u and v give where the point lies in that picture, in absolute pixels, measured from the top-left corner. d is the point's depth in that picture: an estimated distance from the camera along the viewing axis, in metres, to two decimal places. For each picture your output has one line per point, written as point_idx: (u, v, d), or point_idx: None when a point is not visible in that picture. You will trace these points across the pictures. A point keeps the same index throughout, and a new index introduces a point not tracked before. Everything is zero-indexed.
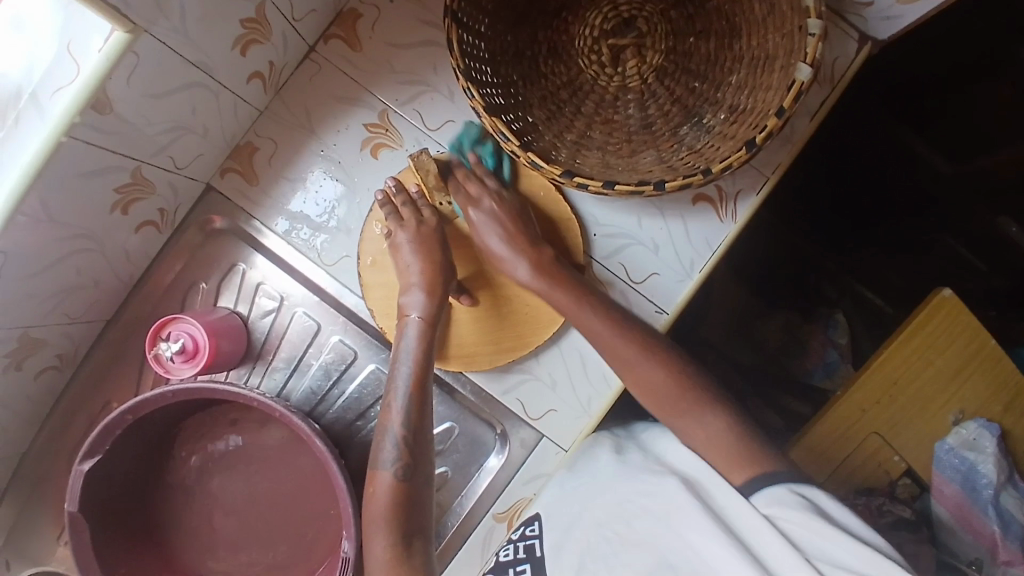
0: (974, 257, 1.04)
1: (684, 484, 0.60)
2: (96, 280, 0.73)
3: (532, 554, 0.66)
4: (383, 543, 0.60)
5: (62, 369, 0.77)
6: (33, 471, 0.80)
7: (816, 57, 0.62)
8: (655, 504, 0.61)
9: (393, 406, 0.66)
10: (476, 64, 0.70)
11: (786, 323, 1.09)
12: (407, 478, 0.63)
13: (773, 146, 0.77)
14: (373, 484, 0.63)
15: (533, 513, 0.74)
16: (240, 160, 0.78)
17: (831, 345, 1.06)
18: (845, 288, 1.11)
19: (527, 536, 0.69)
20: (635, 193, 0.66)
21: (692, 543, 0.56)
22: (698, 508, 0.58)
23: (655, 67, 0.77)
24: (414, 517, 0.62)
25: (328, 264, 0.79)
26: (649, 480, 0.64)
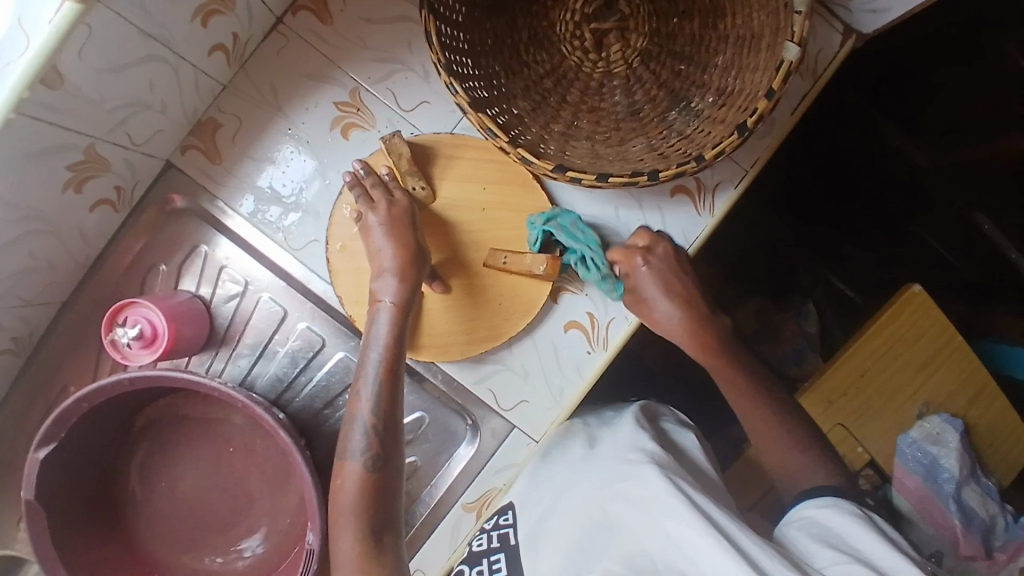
0: (945, 252, 1.05)
1: (660, 473, 0.61)
2: (50, 262, 0.69)
3: (507, 543, 0.69)
4: (352, 538, 0.60)
5: (16, 353, 0.74)
6: None
7: (803, 37, 0.62)
8: (630, 493, 0.61)
9: (363, 394, 0.64)
10: (456, 58, 0.68)
11: (760, 307, 1.09)
12: (377, 469, 0.62)
13: (754, 138, 0.76)
14: (341, 475, 0.62)
15: (505, 502, 0.75)
16: (203, 139, 0.75)
17: (803, 334, 1.05)
18: (820, 277, 1.11)
19: (500, 526, 0.72)
20: (629, 184, 0.66)
21: (668, 533, 0.57)
22: (673, 494, 0.58)
23: (639, 51, 0.75)
24: (382, 509, 0.61)
25: (295, 249, 0.76)
26: (624, 468, 0.64)
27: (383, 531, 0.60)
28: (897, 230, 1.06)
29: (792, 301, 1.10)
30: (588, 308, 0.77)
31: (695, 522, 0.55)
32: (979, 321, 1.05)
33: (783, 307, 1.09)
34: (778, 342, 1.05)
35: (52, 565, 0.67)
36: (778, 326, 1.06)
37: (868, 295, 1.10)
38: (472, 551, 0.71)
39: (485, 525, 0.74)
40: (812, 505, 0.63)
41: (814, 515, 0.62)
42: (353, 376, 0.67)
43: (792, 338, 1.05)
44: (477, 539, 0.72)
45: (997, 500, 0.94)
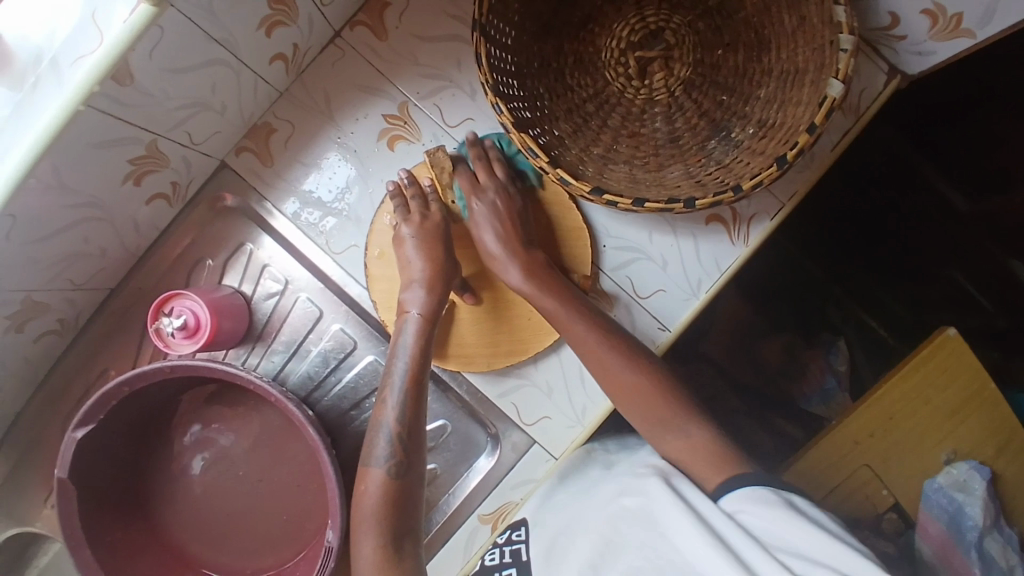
0: (982, 299, 1.02)
1: (662, 481, 0.60)
2: (103, 250, 0.73)
3: (519, 559, 0.68)
4: (371, 544, 0.60)
5: (63, 334, 0.78)
6: (29, 431, 0.81)
7: (848, 74, 0.62)
8: (636, 504, 0.62)
9: (388, 401, 0.66)
10: (503, 78, 0.70)
11: (788, 343, 1.11)
12: (399, 477, 0.63)
13: (793, 172, 0.76)
14: (364, 480, 0.63)
15: (519, 517, 0.75)
16: (255, 141, 0.78)
17: (830, 372, 1.06)
18: (850, 313, 1.12)
19: (513, 541, 0.72)
20: (665, 210, 0.67)
21: (670, 542, 0.56)
22: (674, 503, 0.57)
23: (683, 80, 0.76)
24: (402, 516, 0.62)
25: (335, 252, 0.78)
26: (632, 480, 0.64)
27: (404, 539, 0.61)
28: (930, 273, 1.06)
29: (822, 339, 1.10)
30: None
31: (692, 527, 0.55)
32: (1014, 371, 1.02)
33: (812, 345, 1.10)
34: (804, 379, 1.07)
35: (79, 541, 0.70)
36: (806, 364, 1.08)
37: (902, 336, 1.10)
38: (485, 565, 0.70)
39: (499, 540, 0.73)
40: (741, 496, 0.57)
41: (746, 513, 0.56)
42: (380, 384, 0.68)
43: (819, 376, 1.07)
44: (490, 553, 0.72)
45: (1019, 552, 0.92)
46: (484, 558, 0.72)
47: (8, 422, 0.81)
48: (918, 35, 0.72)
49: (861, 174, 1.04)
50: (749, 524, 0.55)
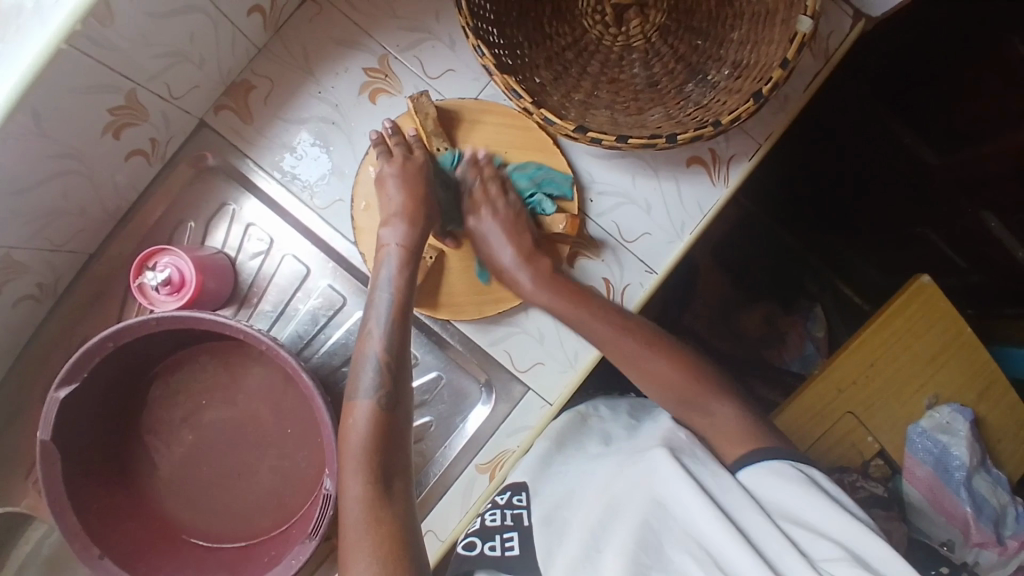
0: (954, 253, 1.06)
1: (669, 453, 0.62)
2: (82, 209, 0.72)
3: (520, 522, 0.65)
4: (358, 484, 0.58)
5: (40, 301, 0.76)
6: (9, 402, 0.80)
7: (815, 10, 0.65)
8: (639, 476, 0.63)
9: (376, 335, 0.65)
10: (483, 25, 0.71)
11: (769, 313, 1.22)
12: (390, 412, 0.62)
13: (767, 113, 0.78)
14: (352, 416, 0.62)
15: (519, 481, 0.71)
16: (235, 99, 0.77)
17: (810, 338, 1.19)
18: (827, 283, 1.26)
19: (514, 505, 0.68)
20: (648, 146, 0.68)
21: (677, 517, 0.58)
22: (685, 478, 0.59)
23: (659, 26, 0.78)
24: (393, 452, 0.61)
25: (319, 206, 0.78)
26: (636, 452, 0.66)
27: (395, 480, 0.59)
28: (906, 233, 1.10)
29: (800, 306, 1.23)
30: (604, 274, 0.78)
31: (701, 502, 0.57)
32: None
33: (791, 312, 1.23)
34: (784, 346, 1.19)
35: (63, 509, 0.67)
36: (785, 332, 1.20)
37: (874, 301, 1.23)
38: (484, 526, 0.66)
39: (498, 501, 0.70)
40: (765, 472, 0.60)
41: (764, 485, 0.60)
42: (364, 321, 0.67)
43: (795, 345, 1.19)
44: (490, 515, 0.68)
45: (1008, 491, 0.95)
46: (483, 520, 0.68)
47: None
48: None
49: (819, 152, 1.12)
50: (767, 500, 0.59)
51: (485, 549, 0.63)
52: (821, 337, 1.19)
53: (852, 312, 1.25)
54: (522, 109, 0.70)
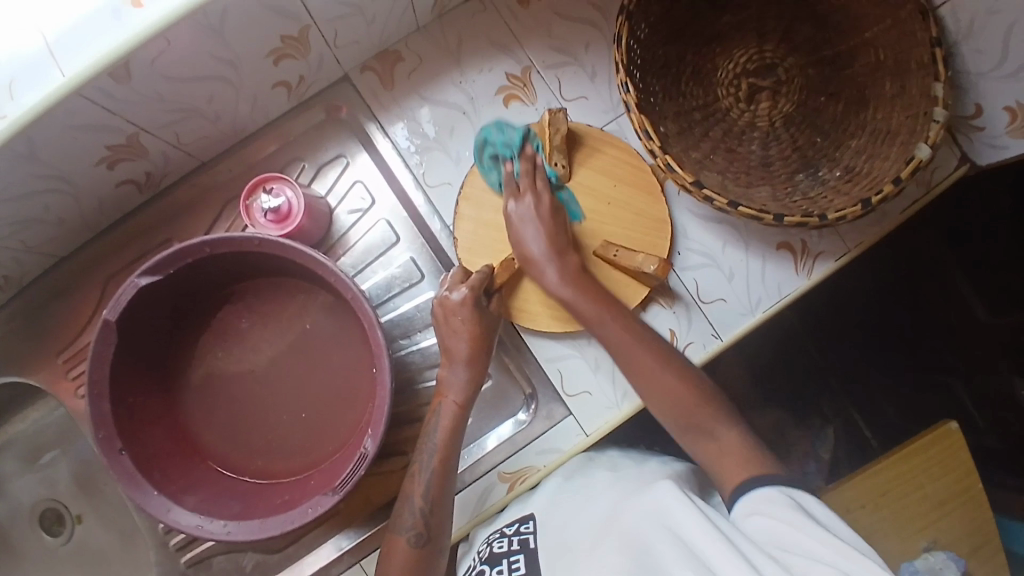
0: (973, 410, 1.06)
1: (670, 484, 0.61)
2: (216, 117, 0.75)
3: (527, 547, 0.68)
4: (418, 515, 0.68)
5: (143, 187, 0.79)
6: (79, 269, 0.83)
7: (937, 142, 0.69)
8: (643, 501, 0.62)
9: (454, 383, 0.74)
10: (633, 65, 0.76)
11: (778, 421, 1.15)
12: (444, 458, 0.70)
13: (864, 223, 0.81)
14: (417, 463, 0.71)
15: (526, 512, 0.74)
16: (382, 65, 0.81)
17: (813, 458, 1.13)
18: (843, 410, 1.13)
19: (521, 532, 0.71)
20: (756, 217, 0.71)
21: (674, 530, 0.56)
22: (687, 504, 0.57)
23: (785, 114, 0.82)
24: (446, 496, 0.70)
25: (428, 184, 0.81)
26: (640, 487, 0.66)
27: (436, 529, 0.68)
28: (931, 378, 1.09)
29: (812, 422, 1.14)
30: (671, 325, 0.80)
31: (699, 519, 0.55)
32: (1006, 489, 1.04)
33: (801, 427, 1.14)
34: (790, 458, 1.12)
35: (100, 392, 0.66)
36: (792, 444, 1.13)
37: (884, 440, 1.12)
38: (492, 551, 0.69)
39: (504, 531, 0.72)
40: (756, 499, 0.57)
41: (761, 512, 0.55)
42: (445, 365, 0.74)
43: (800, 458, 1.12)
44: (496, 540, 0.71)
45: None
46: (488, 546, 0.71)
47: (62, 254, 0.82)
48: (997, 128, 0.80)
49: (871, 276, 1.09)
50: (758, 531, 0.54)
51: (492, 572, 0.66)
52: (825, 459, 1.13)
53: (862, 448, 1.13)
54: (647, 150, 0.73)
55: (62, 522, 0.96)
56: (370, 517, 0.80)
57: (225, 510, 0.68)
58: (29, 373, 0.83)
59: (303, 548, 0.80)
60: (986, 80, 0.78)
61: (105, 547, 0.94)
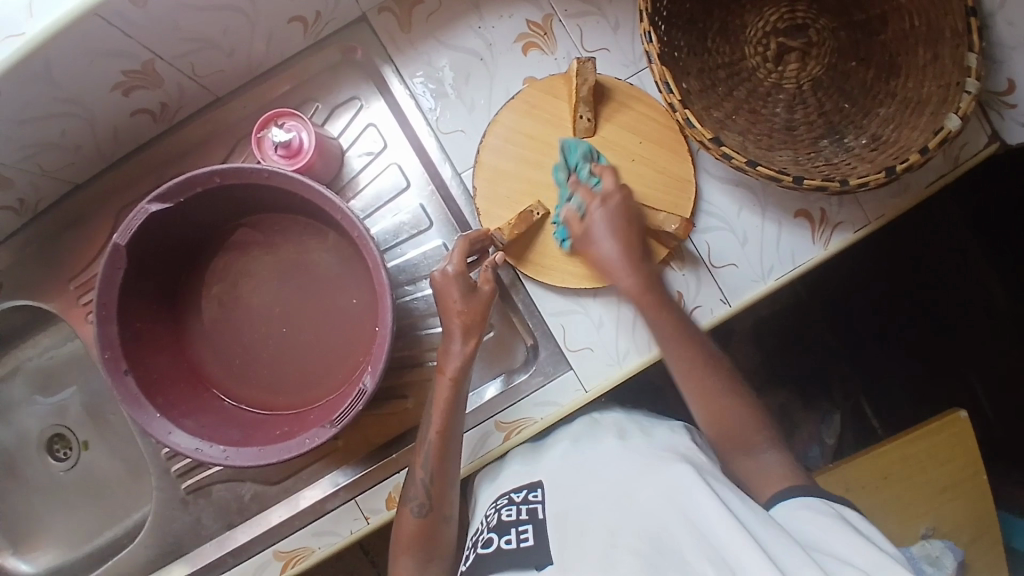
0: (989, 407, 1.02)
1: (690, 468, 0.64)
2: (231, 50, 0.75)
3: (536, 517, 0.67)
4: (422, 484, 0.70)
5: (157, 119, 0.79)
6: (92, 199, 0.83)
7: (967, 113, 0.67)
8: (656, 486, 0.63)
9: (451, 357, 0.70)
10: (657, 15, 0.73)
11: (785, 403, 1.15)
12: (443, 431, 0.70)
13: (884, 194, 0.79)
14: (420, 432, 0.71)
15: (534, 479, 0.72)
16: (400, 6, 0.80)
17: (818, 441, 1.13)
18: (853, 395, 1.13)
19: (530, 501, 0.69)
20: (773, 178, 0.69)
21: (689, 517, 0.58)
22: (703, 488, 0.60)
23: (813, 78, 0.80)
24: (446, 465, 0.70)
25: (441, 131, 0.80)
26: (654, 462, 0.67)
27: (438, 499, 0.70)
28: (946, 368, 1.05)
29: (820, 406, 1.15)
30: (679, 288, 0.79)
31: (719, 509, 0.57)
32: (1011, 484, 1.02)
33: (808, 410, 1.14)
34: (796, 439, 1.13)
35: (107, 315, 0.67)
36: (798, 425, 1.14)
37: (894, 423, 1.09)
38: (500, 519, 0.68)
39: (513, 498, 0.71)
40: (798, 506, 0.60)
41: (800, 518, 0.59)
42: (446, 341, 0.70)
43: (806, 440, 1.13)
44: (506, 508, 0.70)
45: None
46: (498, 514, 0.70)
47: (76, 183, 0.83)
48: None
49: (889, 254, 1.06)
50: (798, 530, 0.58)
51: (500, 542, 0.65)
52: (830, 445, 1.13)
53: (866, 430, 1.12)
54: (667, 104, 0.71)
55: (71, 448, 0.98)
56: (367, 458, 0.81)
57: (224, 438, 0.70)
58: (41, 298, 0.84)
59: (300, 484, 0.82)
60: (1020, 54, 0.74)
61: (111, 475, 0.96)
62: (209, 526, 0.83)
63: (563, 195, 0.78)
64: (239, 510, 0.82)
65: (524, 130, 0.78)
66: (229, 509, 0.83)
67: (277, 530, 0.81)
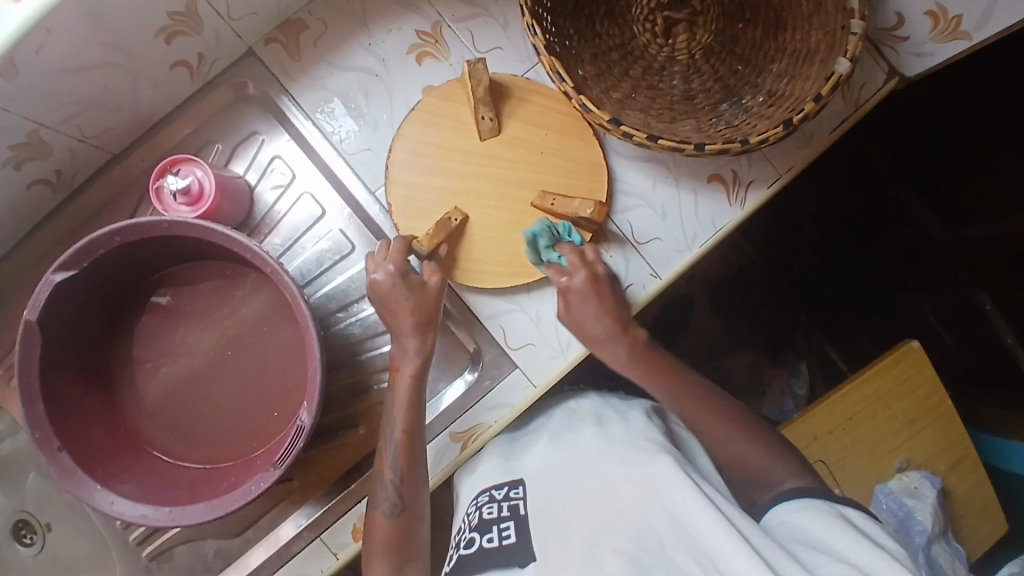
0: (942, 330, 1.03)
1: (672, 459, 0.63)
2: (118, 107, 0.74)
3: (517, 513, 0.67)
4: (391, 488, 0.69)
5: (55, 188, 0.78)
6: (3, 278, 0.81)
7: (855, 54, 0.67)
8: (636, 478, 0.63)
9: (406, 356, 0.72)
10: (540, 7, 0.73)
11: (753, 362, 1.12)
12: (408, 429, 0.70)
13: (790, 145, 0.80)
14: (383, 437, 0.71)
15: (515, 476, 0.73)
16: (286, 34, 0.79)
17: (791, 395, 1.09)
18: (816, 344, 1.13)
19: (511, 498, 0.69)
20: (676, 149, 0.69)
21: (679, 520, 0.57)
22: (689, 486, 0.58)
23: (703, 45, 0.81)
24: (413, 470, 0.70)
25: (348, 153, 0.79)
26: (634, 454, 0.66)
27: (410, 499, 0.69)
28: (892, 304, 1.06)
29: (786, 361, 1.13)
30: (610, 270, 0.79)
31: (702, 505, 0.56)
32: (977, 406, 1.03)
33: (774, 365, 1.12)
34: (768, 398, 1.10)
35: (33, 395, 0.65)
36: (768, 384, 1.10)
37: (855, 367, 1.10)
38: (482, 517, 0.69)
39: (494, 494, 0.71)
40: (788, 510, 0.62)
41: (795, 519, 0.60)
42: (399, 339, 0.72)
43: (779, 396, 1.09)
44: (487, 506, 0.70)
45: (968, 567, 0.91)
46: (479, 512, 0.70)
47: None
48: (920, 36, 0.77)
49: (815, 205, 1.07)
50: (791, 527, 0.59)
51: (482, 541, 0.66)
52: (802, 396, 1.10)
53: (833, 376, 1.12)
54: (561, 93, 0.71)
55: (35, 532, 0.94)
56: (326, 493, 0.80)
57: (170, 499, 0.68)
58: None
59: (263, 530, 0.80)
60: None
61: (76, 553, 0.93)
62: None
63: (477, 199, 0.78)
64: (205, 569, 0.81)
65: (430, 139, 0.78)
66: (196, 570, 0.81)
67: None
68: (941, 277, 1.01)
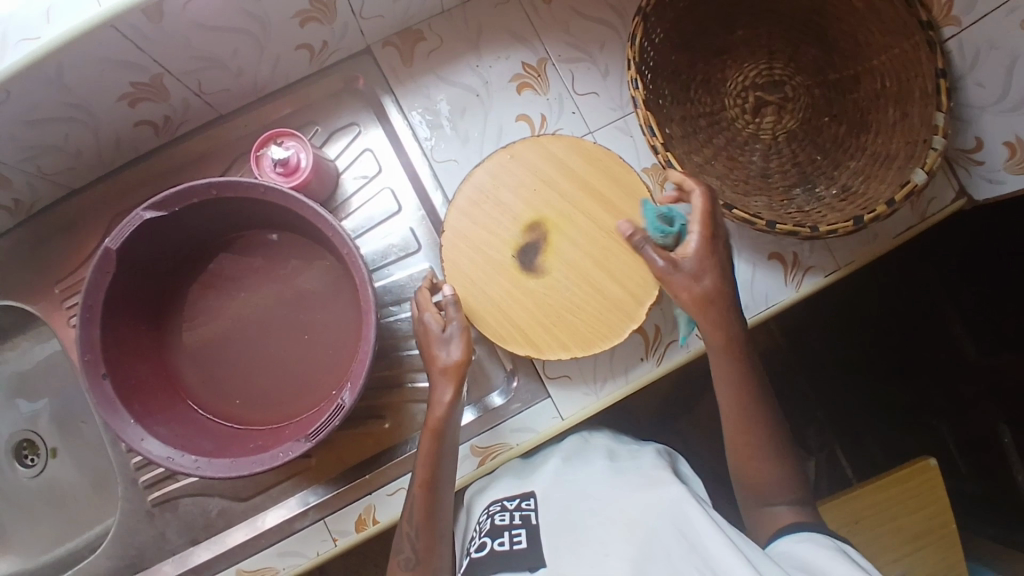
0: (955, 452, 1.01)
1: (685, 490, 0.64)
2: (238, 72, 0.78)
3: (528, 523, 0.69)
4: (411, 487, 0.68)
5: (158, 131, 0.82)
6: (85, 205, 0.85)
7: (933, 168, 0.71)
8: (653, 502, 0.64)
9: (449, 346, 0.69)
10: (645, 64, 0.78)
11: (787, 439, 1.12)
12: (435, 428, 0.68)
13: (854, 241, 0.83)
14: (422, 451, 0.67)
15: (527, 489, 0.75)
16: (403, 42, 0.84)
17: None
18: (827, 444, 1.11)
19: (523, 509, 0.71)
20: (748, 221, 0.72)
21: (688, 539, 0.58)
22: (699, 512, 0.60)
23: (788, 130, 0.84)
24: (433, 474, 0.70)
25: (435, 159, 0.83)
26: (649, 487, 0.67)
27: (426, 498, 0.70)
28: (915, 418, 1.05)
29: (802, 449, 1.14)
30: (656, 321, 0.82)
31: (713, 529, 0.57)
32: None
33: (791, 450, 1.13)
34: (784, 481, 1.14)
35: (93, 318, 0.68)
36: None
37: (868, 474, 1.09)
38: (494, 524, 0.71)
39: (505, 505, 0.73)
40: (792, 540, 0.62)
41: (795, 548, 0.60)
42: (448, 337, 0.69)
43: None
44: (499, 513, 0.72)
45: None
46: (490, 518, 0.72)
47: (71, 189, 0.85)
48: (995, 163, 0.81)
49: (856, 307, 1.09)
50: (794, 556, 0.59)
51: (493, 545, 0.68)
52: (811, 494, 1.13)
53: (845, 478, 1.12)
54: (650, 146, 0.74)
55: (38, 453, 0.96)
56: (339, 478, 0.81)
57: (198, 447, 0.69)
58: (25, 300, 0.85)
59: (269, 501, 0.81)
60: (988, 114, 0.79)
61: (76, 484, 0.94)
62: (172, 540, 0.82)
63: (581, 238, 0.77)
64: (204, 526, 0.81)
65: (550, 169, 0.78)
66: (195, 524, 0.82)
67: (242, 547, 0.80)
68: (964, 403, 0.98)
